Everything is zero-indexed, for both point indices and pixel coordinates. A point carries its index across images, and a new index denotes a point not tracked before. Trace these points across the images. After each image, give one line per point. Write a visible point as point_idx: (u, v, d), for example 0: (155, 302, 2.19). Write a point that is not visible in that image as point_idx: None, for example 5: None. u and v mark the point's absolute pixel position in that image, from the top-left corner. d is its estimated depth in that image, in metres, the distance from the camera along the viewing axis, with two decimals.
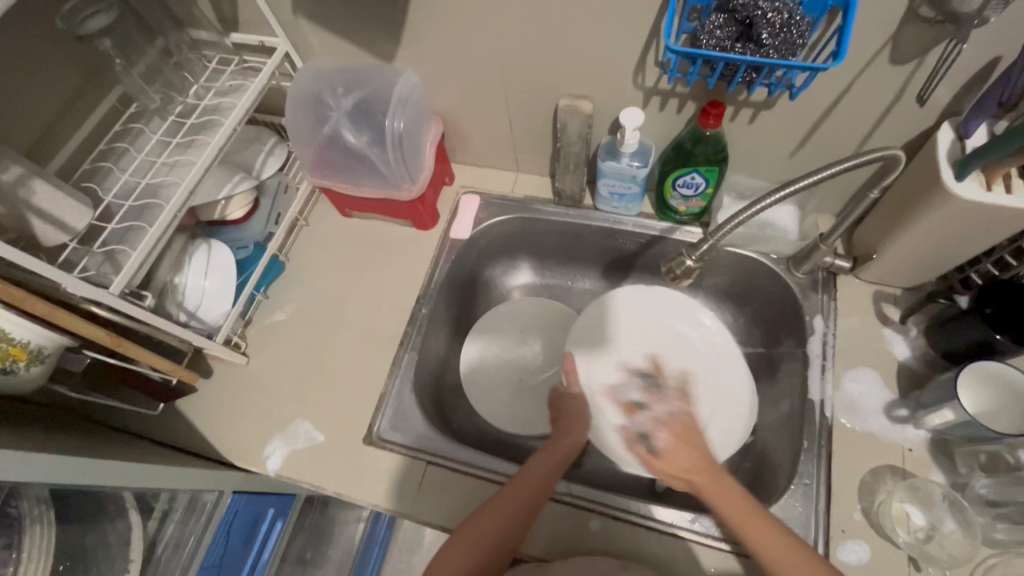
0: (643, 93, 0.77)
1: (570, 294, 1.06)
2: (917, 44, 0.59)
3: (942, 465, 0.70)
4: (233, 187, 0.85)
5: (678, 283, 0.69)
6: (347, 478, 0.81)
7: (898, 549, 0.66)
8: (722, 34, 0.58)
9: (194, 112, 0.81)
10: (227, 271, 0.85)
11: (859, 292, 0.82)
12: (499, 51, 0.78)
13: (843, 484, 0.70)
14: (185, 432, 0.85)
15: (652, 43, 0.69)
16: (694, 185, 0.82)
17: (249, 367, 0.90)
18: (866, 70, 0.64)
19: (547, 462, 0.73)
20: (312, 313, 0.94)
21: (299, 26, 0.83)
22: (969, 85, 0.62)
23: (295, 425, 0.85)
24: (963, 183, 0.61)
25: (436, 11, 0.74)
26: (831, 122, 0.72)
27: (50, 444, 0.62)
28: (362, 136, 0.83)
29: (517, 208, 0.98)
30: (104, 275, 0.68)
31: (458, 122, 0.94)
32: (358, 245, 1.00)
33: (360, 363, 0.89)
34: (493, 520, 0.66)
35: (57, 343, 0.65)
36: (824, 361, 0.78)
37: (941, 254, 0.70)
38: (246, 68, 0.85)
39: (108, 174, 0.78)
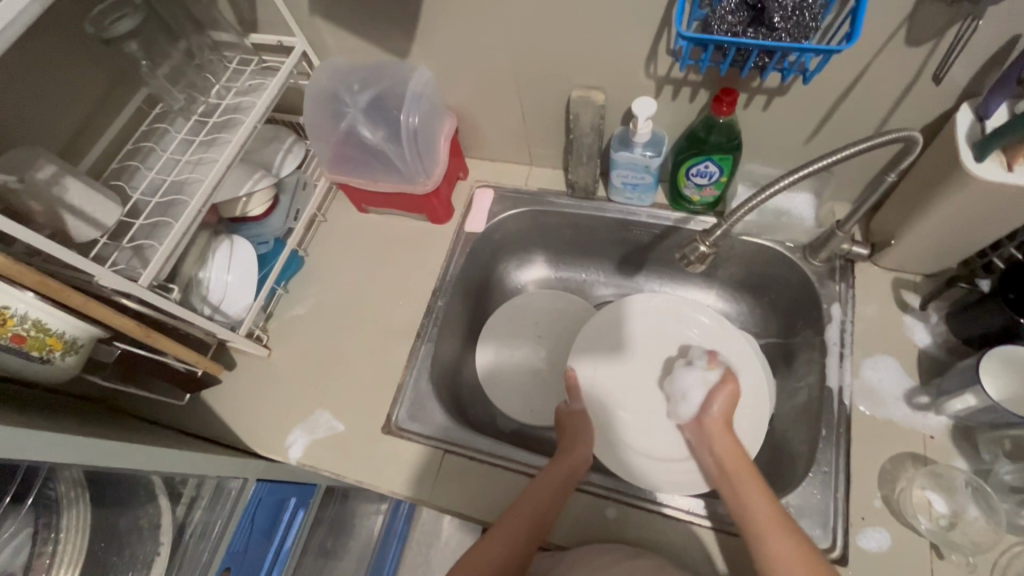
0: (655, 82, 0.77)
1: (585, 287, 1.07)
2: (933, 24, 0.58)
3: (965, 451, 0.69)
4: (254, 184, 0.88)
5: (692, 270, 0.69)
6: (366, 467, 0.82)
7: (920, 536, 0.65)
8: (734, 19, 0.58)
9: (216, 111, 0.83)
10: (249, 266, 0.88)
11: (877, 279, 0.81)
12: (511, 44, 0.79)
13: (862, 471, 0.70)
14: (210, 422, 0.88)
15: (663, 32, 0.70)
16: (709, 174, 0.82)
17: (271, 359, 0.92)
18: (881, 53, 0.63)
19: (560, 471, 0.73)
20: (331, 306, 0.96)
21: (315, 25, 0.85)
22: (988, 64, 0.61)
23: (316, 415, 0.87)
24: (983, 164, 0.61)
25: (449, 7, 0.76)
26: (846, 106, 0.71)
27: (84, 430, 0.65)
28: (378, 132, 0.84)
29: (531, 201, 0.99)
30: (133, 269, 0.71)
31: (471, 116, 0.95)
32: (375, 240, 1.01)
33: (378, 354, 0.91)
34: (520, 528, 0.67)
35: (90, 334, 0.68)
36: (843, 348, 0.77)
37: (961, 238, 0.69)
38: (265, 68, 0.87)
39: (135, 172, 0.81)
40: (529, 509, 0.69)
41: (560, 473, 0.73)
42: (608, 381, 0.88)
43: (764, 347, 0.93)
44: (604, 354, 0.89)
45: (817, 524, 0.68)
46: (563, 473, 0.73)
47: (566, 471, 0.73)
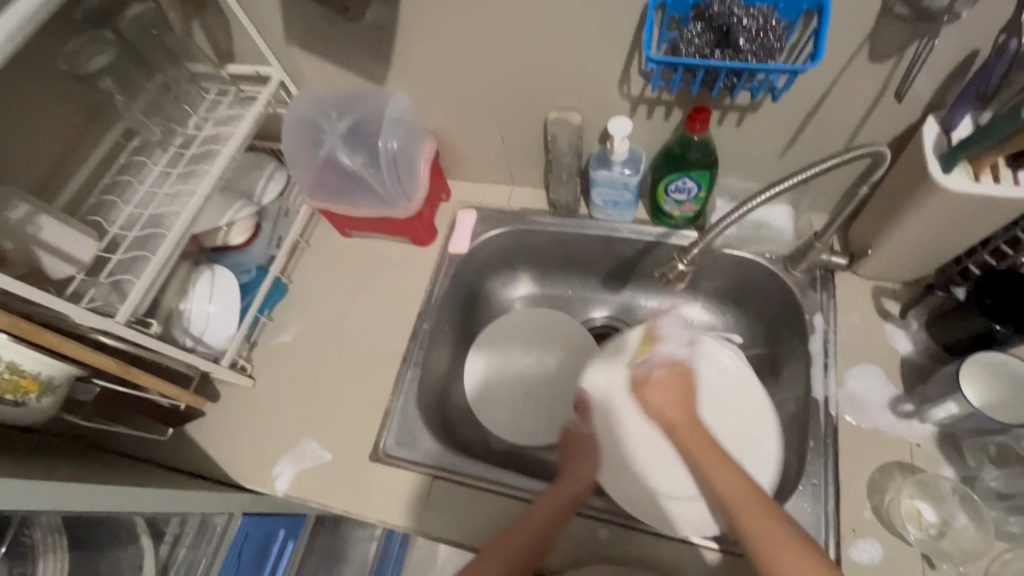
0: (630, 102, 0.78)
1: (572, 303, 1.07)
2: (895, 42, 0.60)
3: (951, 459, 0.69)
4: (235, 213, 0.88)
5: (672, 287, 0.69)
6: (354, 495, 0.81)
7: (911, 546, 0.65)
8: (701, 41, 0.59)
9: (193, 142, 0.83)
10: (231, 295, 0.87)
11: (857, 288, 0.82)
12: (486, 67, 0.80)
13: (850, 482, 0.70)
14: (194, 456, 0.86)
15: (634, 54, 0.71)
16: (687, 190, 0.83)
17: (255, 389, 0.91)
18: (847, 69, 0.64)
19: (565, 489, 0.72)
20: (315, 333, 0.96)
21: (291, 54, 0.86)
22: (949, 78, 0.62)
23: (302, 445, 0.86)
24: (951, 175, 0.62)
25: (424, 35, 0.77)
26: (817, 121, 0.72)
27: (61, 471, 0.64)
28: (357, 158, 0.84)
29: (513, 220, 0.99)
30: (110, 304, 0.71)
31: (451, 139, 0.95)
32: (359, 265, 1.01)
33: (364, 381, 0.90)
34: (524, 537, 0.67)
35: (65, 373, 0.67)
36: (827, 358, 0.78)
37: (935, 246, 0.70)
38: (243, 97, 0.87)
39: (113, 207, 0.80)
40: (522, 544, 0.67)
41: (561, 493, 0.72)
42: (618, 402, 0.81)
43: (751, 358, 0.93)
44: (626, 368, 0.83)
45: (808, 538, 0.68)
46: (558, 502, 0.71)
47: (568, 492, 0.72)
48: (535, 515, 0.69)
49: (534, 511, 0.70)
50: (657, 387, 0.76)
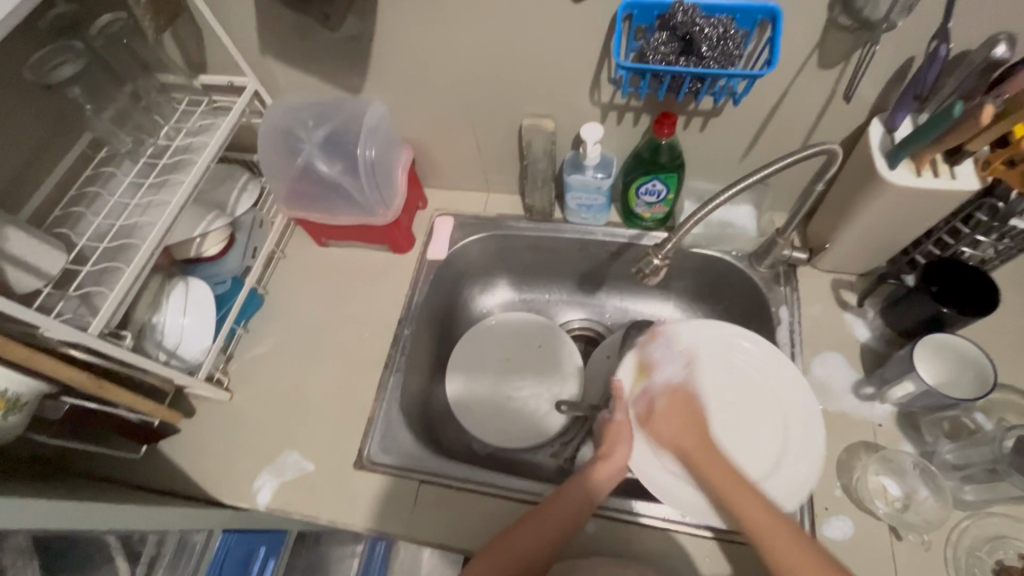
0: (600, 109, 0.82)
1: (548, 308, 1.09)
2: (840, 50, 0.65)
3: (910, 436, 0.74)
4: (208, 225, 0.87)
5: (648, 283, 0.69)
6: (340, 504, 0.80)
7: (879, 519, 0.69)
8: (666, 49, 0.63)
9: (165, 152, 0.83)
10: (206, 307, 0.86)
11: (818, 280, 0.87)
12: (461, 76, 0.82)
13: (821, 463, 0.73)
14: (169, 473, 0.84)
15: (604, 62, 0.74)
16: (656, 192, 0.87)
17: (233, 402, 0.89)
18: (799, 75, 0.69)
19: (559, 504, 0.69)
20: (293, 344, 0.95)
21: (266, 65, 0.86)
22: (890, 83, 0.68)
23: (283, 456, 0.84)
24: (895, 171, 0.67)
25: (400, 45, 0.79)
26: (774, 124, 0.77)
27: (30, 490, 0.61)
28: (334, 165, 0.85)
29: (490, 226, 1.01)
30: (81, 317, 0.69)
31: (427, 147, 0.97)
32: (337, 274, 1.01)
33: (346, 389, 0.90)
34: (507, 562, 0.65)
35: (33, 389, 0.64)
36: (794, 348, 0.82)
37: (886, 238, 0.76)
38: (216, 108, 0.87)
39: (80, 218, 0.78)
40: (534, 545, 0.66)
41: (552, 510, 0.68)
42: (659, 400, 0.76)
43: None
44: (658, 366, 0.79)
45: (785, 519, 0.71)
46: (580, 503, 0.69)
47: (559, 508, 0.68)
48: (554, 517, 0.67)
49: (551, 511, 0.68)
50: (669, 409, 0.75)
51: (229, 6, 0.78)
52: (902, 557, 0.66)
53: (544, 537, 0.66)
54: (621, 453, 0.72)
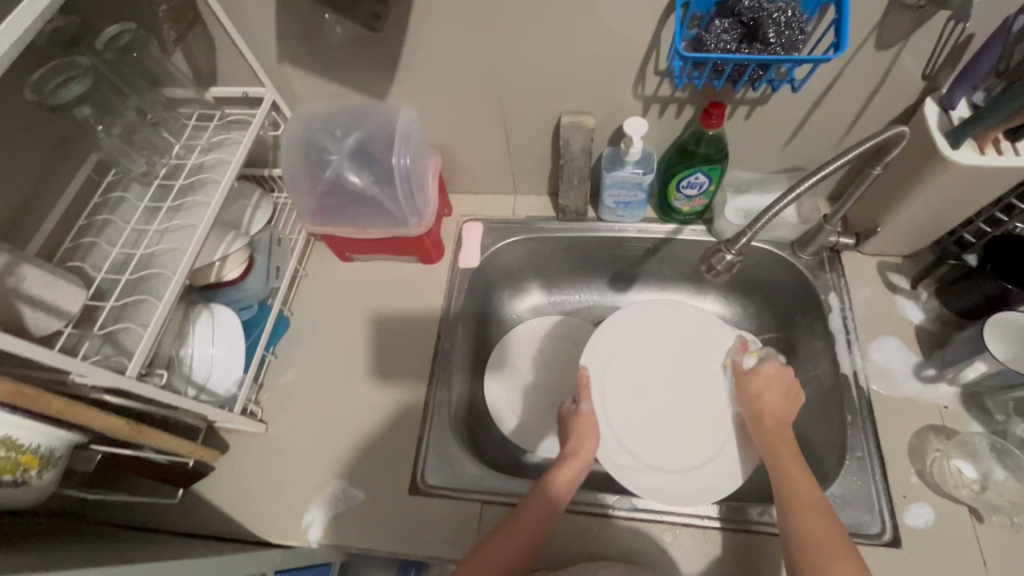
0: (642, 102, 0.79)
1: (581, 309, 1.05)
2: (901, 30, 0.64)
3: (978, 416, 0.73)
4: (228, 246, 0.81)
5: (717, 279, 0.67)
6: (397, 534, 0.76)
7: (959, 503, 0.68)
8: (729, 36, 0.61)
9: (180, 173, 0.77)
10: (234, 335, 0.80)
11: (864, 265, 0.86)
12: (495, 74, 0.78)
13: (893, 451, 0.72)
14: (209, 516, 0.78)
15: (652, 53, 0.72)
16: (698, 185, 0.84)
17: (269, 434, 0.84)
18: (855, 57, 0.68)
19: (531, 507, 0.68)
20: (326, 367, 0.90)
21: (283, 72, 0.81)
22: (949, 61, 0.67)
23: (331, 488, 0.80)
24: (959, 150, 0.66)
25: (433, 45, 0.75)
26: (821, 109, 0.76)
27: (75, 557, 0.55)
28: (364, 175, 0.81)
29: (521, 229, 0.97)
30: (111, 358, 0.63)
31: (453, 151, 0.93)
32: (365, 289, 0.96)
33: (389, 410, 0.85)
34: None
35: (64, 440, 0.58)
36: (849, 335, 0.81)
37: (941, 218, 0.75)
38: (230, 122, 0.82)
39: (93, 249, 0.72)
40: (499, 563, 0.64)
41: (527, 516, 0.67)
42: (617, 382, 0.85)
43: (765, 343, 0.95)
44: (623, 352, 0.88)
45: (865, 512, 0.69)
46: (542, 509, 0.67)
47: (533, 512, 0.67)
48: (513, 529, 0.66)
49: (514, 520, 0.67)
50: (767, 417, 0.74)
51: (247, 10, 0.72)
52: (988, 540, 0.66)
53: (508, 553, 0.64)
54: (586, 450, 0.74)
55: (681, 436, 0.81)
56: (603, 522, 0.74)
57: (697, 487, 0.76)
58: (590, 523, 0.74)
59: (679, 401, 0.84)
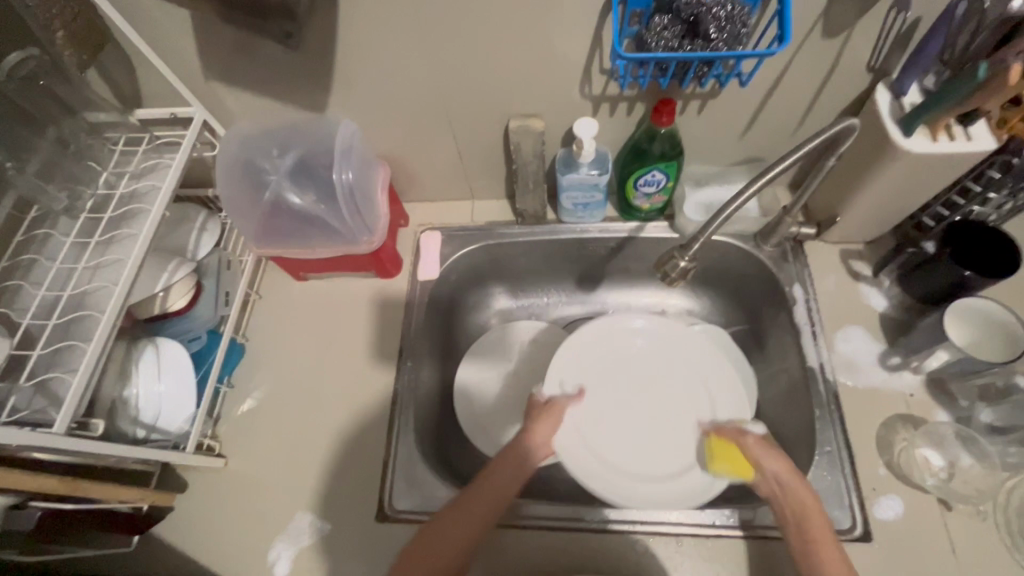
0: (592, 101, 0.76)
1: (550, 312, 1.02)
2: (846, 17, 0.62)
3: (943, 403, 0.73)
4: (171, 276, 0.77)
5: (674, 285, 0.65)
6: (366, 566, 0.74)
7: (927, 493, 0.68)
8: (669, 34, 0.58)
9: (109, 203, 0.73)
10: (182, 369, 0.76)
11: (827, 253, 0.85)
12: (437, 81, 0.74)
13: (860, 444, 0.72)
14: (170, 558, 0.75)
15: (596, 52, 0.69)
16: (656, 182, 0.82)
17: (229, 468, 0.81)
18: (802, 47, 0.66)
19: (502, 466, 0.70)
20: (286, 393, 0.86)
21: (212, 91, 0.77)
22: (897, 46, 0.65)
23: (296, 520, 0.77)
24: (912, 138, 0.65)
25: (368, 56, 0.71)
26: (774, 100, 0.74)
27: None
28: (307, 195, 0.77)
29: (481, 236, 0.94)
30: (40, 412, 0.59)
31: (404, 161, 0.89)
32: (322, 309, 0.92)
33: (354, 435, 0.83)
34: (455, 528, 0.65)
35: None
36: (815, 327, 0.80)
37: (898, 205, 0.74)
38: (161, 144, 0.78)
39: (18, 292, 0.67)
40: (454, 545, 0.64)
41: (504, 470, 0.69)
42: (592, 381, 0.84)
43: (734, 336, 0.93)
44: (597, 350, 0.86)
45: (835, 507, 0.69)
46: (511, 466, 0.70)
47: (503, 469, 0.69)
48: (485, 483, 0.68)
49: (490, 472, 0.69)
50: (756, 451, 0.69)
51: (165, 28, 0.68)
52: (956, 529, 0.66)
53: (472, 518, 0.66)
54: (544, 429, 0.76)
55: (654, 440, 0.80)
56: (577, 535, 0.72)
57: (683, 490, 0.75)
58: (565, 536, 0.72)
59: (658, 401, 0.83)
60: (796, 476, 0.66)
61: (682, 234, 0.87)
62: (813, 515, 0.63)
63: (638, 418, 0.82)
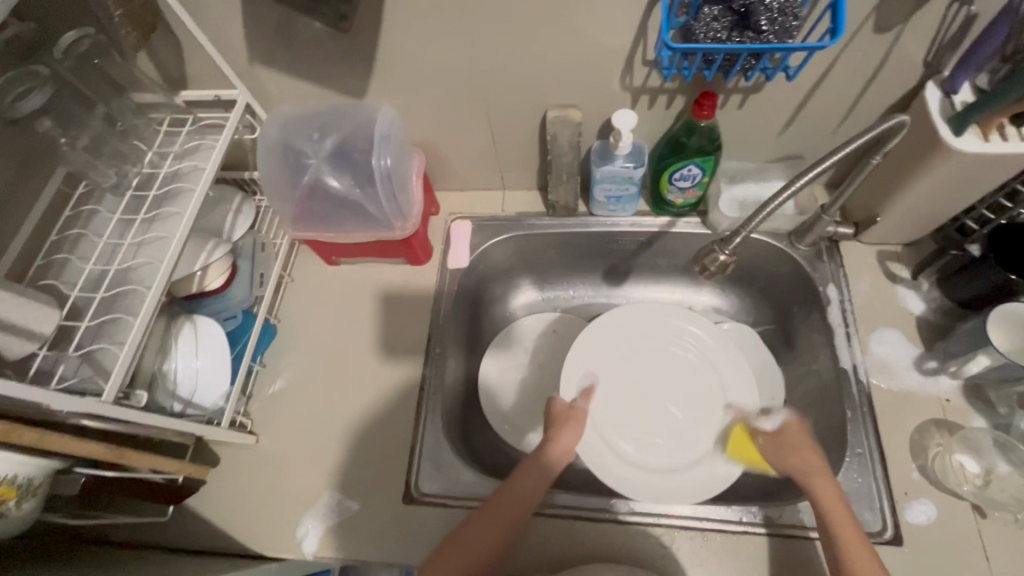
0: (631, 93, 0.76)
1: (576, 305, 1.02)
2: (899, 11, 0.61)
3: (980, 409, 0.72)
4: (209, 256, 0.77)
5: (711, 279, 0.66)
6: (392, 546, 0.75)
7: (960, 499, 0.67)
8: (719, 25, 0.58)
9: (153, 181, 0.74)
10: (219, 347, 0.78)
11: (864, 254, 0.83)
12: (478, 70, 0.75)
13: (893, 447, 0.71)
14: (201, 530, 0.77)
15: (640, 42, 0.68)
16: (691, 177, 0.81)
17: (260, 445, 0.83)
18: (852, 41, 0.65)
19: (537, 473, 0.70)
20: (315, 375, 0.88)
21: (256, 74, 0.78)
22: (952, 43, 0.64)
23: (323, 498, 0.79)
24: (962, 137, 0.64)
25: (413, 42, 0.71)
26: (817, 96, 0.73)
27: None
28: (344, 179, 0.78)
29: (511, 226, 0.94)
30: (88, 381, 0.61)
31: (438, 149, 0.90)
32: (352, 293, 0.93)
33: (382, 417, 0.84)
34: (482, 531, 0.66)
35: (44, 468, 0.57)
36: (848, 328, 0.79)
37: (943, 206, 0.72)
38: (204, 126, 0.79)
39: (66, 265, 0.69)
40: (484, 543, 0.66)
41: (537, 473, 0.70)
42: (608, 376, 0.84)
43: (763, 335, 0.92)
44: (613, 344, 0.86)
45: (865, 509, 0.68)
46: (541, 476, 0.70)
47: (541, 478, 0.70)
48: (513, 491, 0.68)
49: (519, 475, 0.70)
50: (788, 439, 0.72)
51: (214, 9, 0.69)
52: (991, 536, 0.65)
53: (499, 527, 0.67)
54: (568, 437, 0.73)
55: (674, 438, 0.80)
56: (601, 526, 0.72)
57: (701, 480, 0.76)
58: (587, 526, 0.73)
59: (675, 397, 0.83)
60: (826, 477, 0.66)
61: (715, 229, 0.86)
62: (843, 523, 0.63)
63: (658, 416, 0.82)
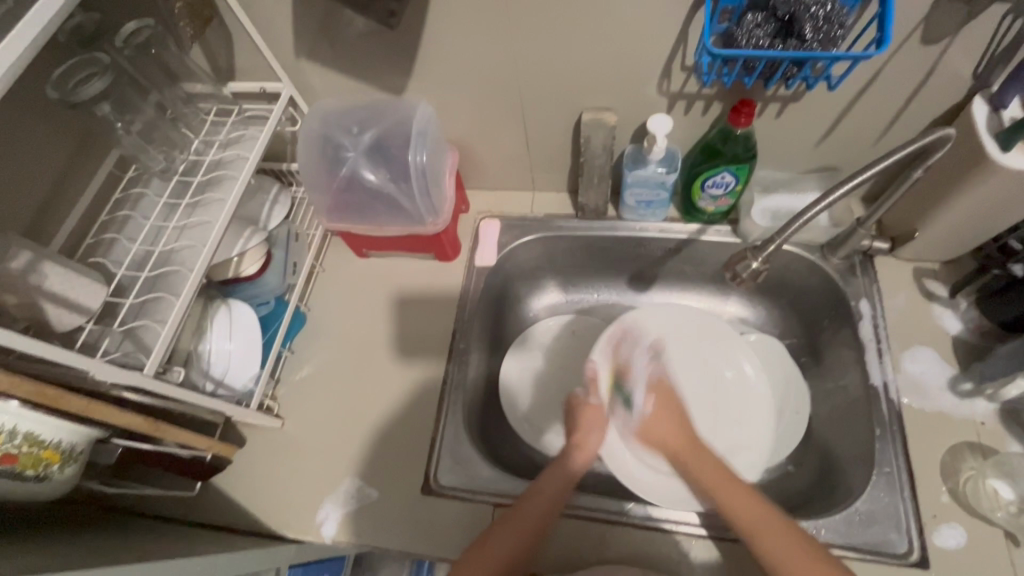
0: (668, 98, 0.76)
1: (599, 309, 1.02)
2: (949, 22, 0.60)
3: (1017, 435, 0.70)
4: (246, 242, 0.80)
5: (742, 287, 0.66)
6: (408, 535, 0.76)
7: (993, 525, 0.65)
8: (761, 32, 0.58)
9: (199, 168, 0.77)
10: (251, 331, 0.81)
11: (899, 270, 0.82)
12: (516, 70, 0.76)
13: (923, 468, 0.69)
14: (226, 509, 0.80)
15: (680, 47, 0.69)
16: (724, 184, 0.81)
17: (285, 429, 0.85)
18: (898, 52, 0.64)
19: (558, 478, 0.70)
20: (341, 364, 0.90)
21: (300, 68, 0.81)
22: (1002, 56, 0.62)
23: (344, 485, 0.80)
24: (1010, 153, 0.62)
25: (454, 41, 0.73)
26: (858, 107, 0.72)
27: (95, 552, 0.56)
28: (381, 173, 0.80)
29: (540, 227, 0.95)
30: (130, 355, 0.64)
31: (471, 148, 0.91)
32: (380, 286, 0.95)
33: (404, 409, 0.85)
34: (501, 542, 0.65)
35: (85, 436, 0.59)
36: (880, 344, 0.77)
37: (986, 224, 0.71)
38: (248, 117, 0.82)
39: (115, 244, 0.72)
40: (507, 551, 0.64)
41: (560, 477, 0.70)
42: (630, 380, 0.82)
43: (789, 349, 0.91)
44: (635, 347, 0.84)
45: (891, 530, 0.66)
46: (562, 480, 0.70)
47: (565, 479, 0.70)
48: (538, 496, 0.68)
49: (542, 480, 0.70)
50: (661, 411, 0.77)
51: (265, 5, 0.72)
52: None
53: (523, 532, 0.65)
54: (593, 440, 0.75)
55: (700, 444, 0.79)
56: (618, 529, 0.72)
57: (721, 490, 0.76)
58: (605, 529, 0.72)
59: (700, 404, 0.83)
60: (693, 450, 0.72)
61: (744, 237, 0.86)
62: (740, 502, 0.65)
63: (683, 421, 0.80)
